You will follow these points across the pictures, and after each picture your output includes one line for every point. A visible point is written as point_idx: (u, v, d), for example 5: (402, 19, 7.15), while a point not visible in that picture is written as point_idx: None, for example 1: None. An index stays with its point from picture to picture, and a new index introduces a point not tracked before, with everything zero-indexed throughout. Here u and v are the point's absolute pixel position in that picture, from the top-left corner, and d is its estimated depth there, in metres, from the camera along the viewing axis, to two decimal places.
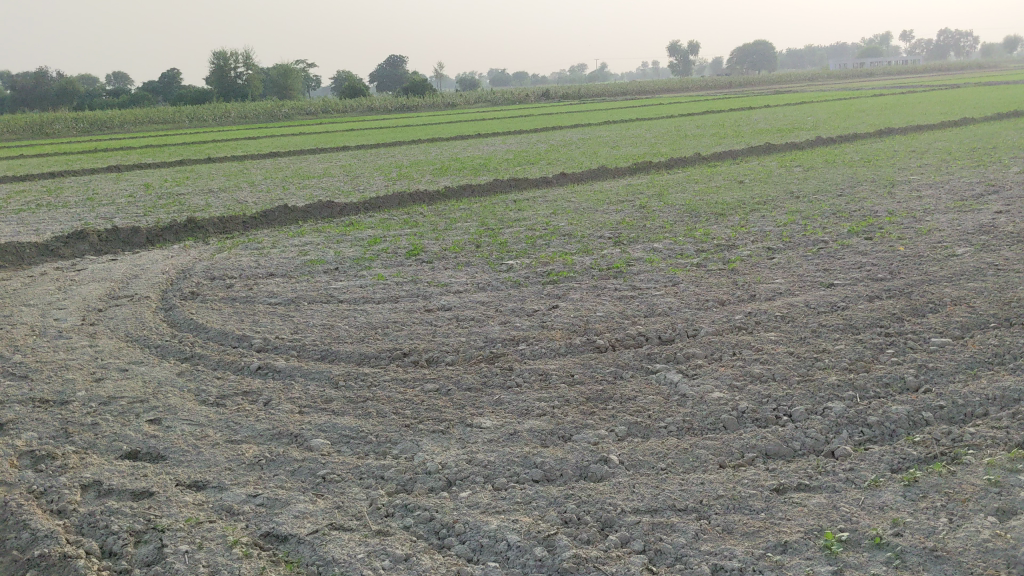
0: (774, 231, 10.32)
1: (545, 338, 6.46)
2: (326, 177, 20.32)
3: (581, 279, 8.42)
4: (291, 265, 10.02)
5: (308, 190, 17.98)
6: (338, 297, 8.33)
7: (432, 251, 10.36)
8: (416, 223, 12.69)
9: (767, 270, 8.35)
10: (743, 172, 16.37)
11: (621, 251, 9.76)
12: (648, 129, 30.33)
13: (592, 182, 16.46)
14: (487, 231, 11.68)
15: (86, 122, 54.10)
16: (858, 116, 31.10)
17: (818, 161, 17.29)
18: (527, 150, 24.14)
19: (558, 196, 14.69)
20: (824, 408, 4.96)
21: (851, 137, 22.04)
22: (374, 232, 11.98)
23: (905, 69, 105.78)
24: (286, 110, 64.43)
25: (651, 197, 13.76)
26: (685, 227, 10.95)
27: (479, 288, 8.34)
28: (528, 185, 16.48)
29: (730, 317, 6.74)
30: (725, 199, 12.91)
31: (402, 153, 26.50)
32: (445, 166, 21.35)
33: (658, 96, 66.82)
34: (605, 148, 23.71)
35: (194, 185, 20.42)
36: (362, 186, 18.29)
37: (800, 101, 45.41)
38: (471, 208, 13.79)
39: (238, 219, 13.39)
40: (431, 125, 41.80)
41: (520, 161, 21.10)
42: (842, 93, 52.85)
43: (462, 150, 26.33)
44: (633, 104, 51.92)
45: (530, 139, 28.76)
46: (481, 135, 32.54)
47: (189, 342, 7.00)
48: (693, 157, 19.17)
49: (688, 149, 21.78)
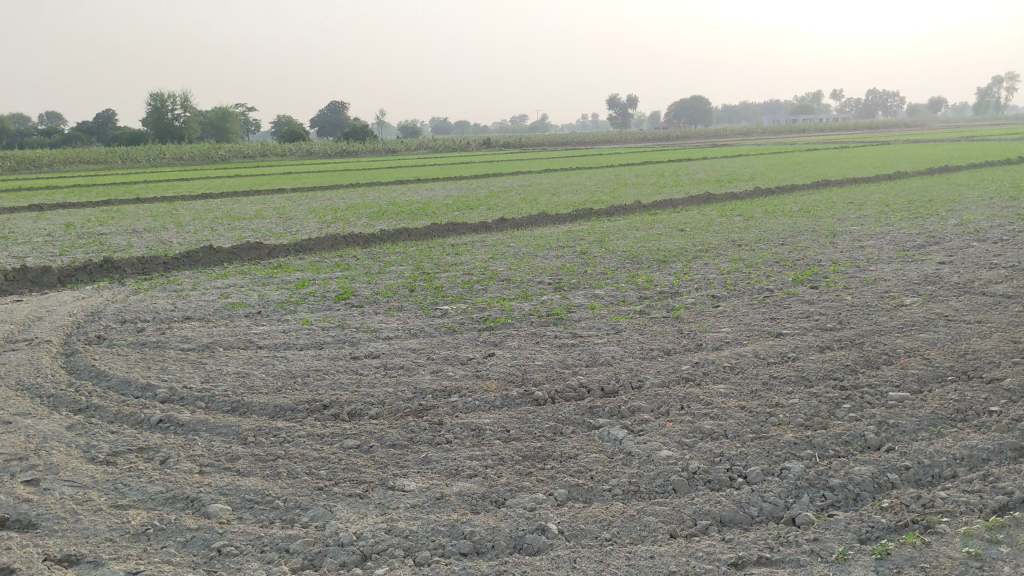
0: (718, 278, 10.02)
1: (479, 389, 5.95)
2: (258, 219, 19.66)
3: (519, 325, 7.95)
4: (211, 308, 9.40)
5: (237, 231, 17.33)
6: (257, 342, 7.73)
7: (363, 295, 9.83)
8: (348, 265, 12.15)
9: (714, 318, 7.98)
10: (684, 220, 16.18)
11: (561, 296, 9.35)
12: (588, 177, 30.26)
13: (532, 228, 16.11)
14: (422, 275, 11.19)
15: (13, 159, 52.51)
16: (795, 168, 31.44)
17: (758, 211, 17.20)
18: (466, 195, 23.79)
19: (497, 241, 14.28)
20: (782, 469, 4.53)
21: (789, 188, 22.13)
22: (302, 274, 11.42)
23: (837, 126, 108.21)
24: (223, 153, 63.46)
25: (591, 244, 13.44)
26: (627, 273, 10.60)
27: (410, 333, 7.82)
28: (466, 229, 16.06)
29: (677, 368, 6.31)
30: (667, 247, 12.63)
31: (339, 196, 25.95)
32: (382, 210, 20.85)
33: (597, 147, 67.38)
34: (545, 194, 23.47)
35: (118, 225, 19.58)
36: (294, 228, 17.70)
37: (737, 154, 46.01)
38: (406, 251, 13.30)
39: (159, 260, 12.70)
40: (371, 170, 41.36)
41: (459, 206, 20.70)
42: (778, 147, 53.73)
43: (401, 194, 25.87)
44: (574, 154, 52.15)
45: (470, 185, 28.47)
46: (421, 180, 32.18)
47: (86, 391, 6.34)
48: (634, 205, 18.98)
49: (628, 197, 21.64)
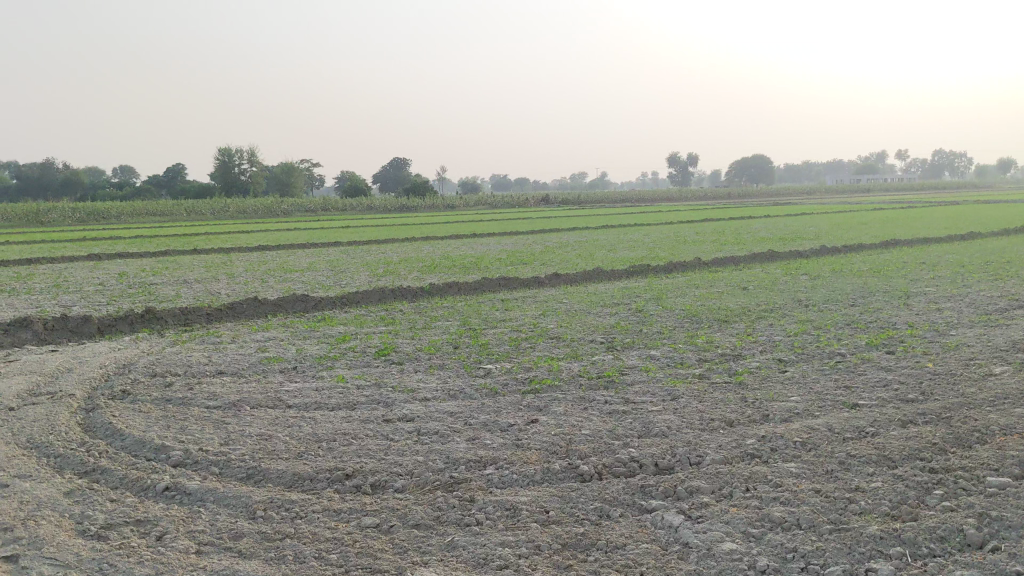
0: (783, 341, 9.33)
1: (517, 461, 5.35)
2: (309, 271, 19.43)
3: (567, 388, 7.35)
4: (245, 362, 8.98)
5: (287, 283, 17.08)
6: (286, 401, 7.25)
7: (404, 351, 9.33)
8: (393, 320, 11.71)
9: (781, 385, 7.29)
10: (746, 277, 15.50)
11: (614, 357, 8.74)
12: (646, 234, 29.69)
13: (587, 284, 15.56)
14: (469, 331, 10.68)
15: (83, 211, 53.74)
16: (862, 227, 30.50)
17: (824, 269, 16.43)
18: (521, 250, 23.39)
19: (549, 297, 13.75)
20: (867, 570, 3.84)
21: (856, 247, 21.26)
22: (345, 328, 11.00)
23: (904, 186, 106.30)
24: (285, 207, 64.34)
25: (648, 301, 12.83)
26: (685, 333, 9.96)
27: (449, 394, 7.27)
28: (519, 284, 15.57)
29: (741, 442, 5.64)
30: (729, 306, 11.96)
31: (394, 250, 25.73)
32: (435, 264, 20.50)
33: (658, 204, 66.88)
34: (601, 250, 22.93)
35: (171, 275, 19.49)
36: (344, 280, 17.41)
37: (801, 212, 45.16)
38: (454, 306, 12.83)
39: (202, 312, 12.41)
40: (428, 224, 41.36)
41: (512, 260, 20.27)
42: (842, 207, 52.61)
43: (455, 248, 25.56)
44: (632, 211, 51.67)
45: (526, 240, 28.08)
46: (477, 235, 31.93)
47: (97, 452, 5.89)
48: (694, 262, 18.34)
49: (687, 253, 21.02)
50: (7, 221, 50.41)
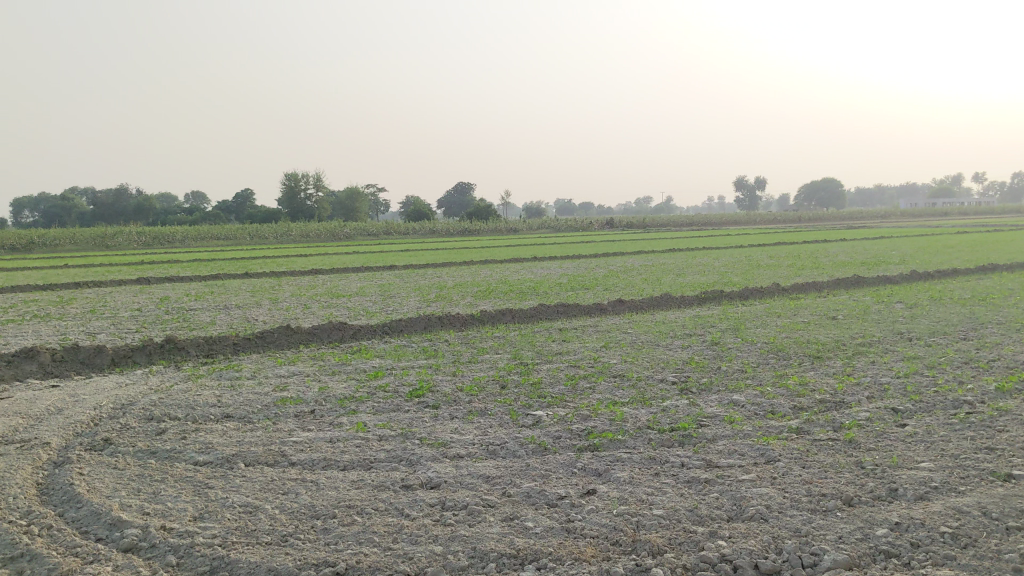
0: (893, 384, 7.78)
1: (566, 558, 3.98)
2: (357, 297, 18.29)
3: (632, 445, 5.95)
4: (256, 405, 7.75)
5: (331, 309, 15.98)
6: (290, 456, 5.98)
7: (441, 391, 8.00)
8: (436, 352, 10.44)
9: (904, 446, 5.77)
10: (833, 306, 13.92)
11: (689, 402, 7.31)
12: (716, 258, 28.09)
13: (654, 312, 14.13)
14: (519, 367, 9.35)
15: (148, 234, 53.81)
16: (952, 252, 28.43)
17: (922, 298, 14.73)
18: (583, 275, 22.03)
19: (612, 326, 12.35)
20: None
21: (951, 273, 19.46)
22: (381, 362, 9.75)
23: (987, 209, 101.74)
24: (348, 231, 63.98)
25: (725, 333, 11.34)
26: (773, 373, 8.45)
27: (488, 451, 5.93)
28: (579, 312, 14.16)
29: (869, 534, 4.19)
30: (818, 339, 10.42)
31: (450, 274, 24.58)
32: (490, 289, 19.24)
33: (726, 228, 64.83)
34: (669, 275, 21.42)
35: (214, 300, 18.54)
36: (392, 306, 16.24)
37: (880, 236, 42.87)
38: (506, 336, 11.51)
39: (229, 342, 11.30)
40: (488, 248, 40.23)
41: (573, 285, 18.90)
42: (925, 230, 50.03)
43: (515, 273, 24.28)
44: (701, 234, 49.91)
45: (590, 264, 26.74)
46: (539, 259, 30.65)
47: (38, 527, 4.70)
48: (772, 287, 16.75)
49: (764, 279, 19.40)
50: (73, 244, 50.76)
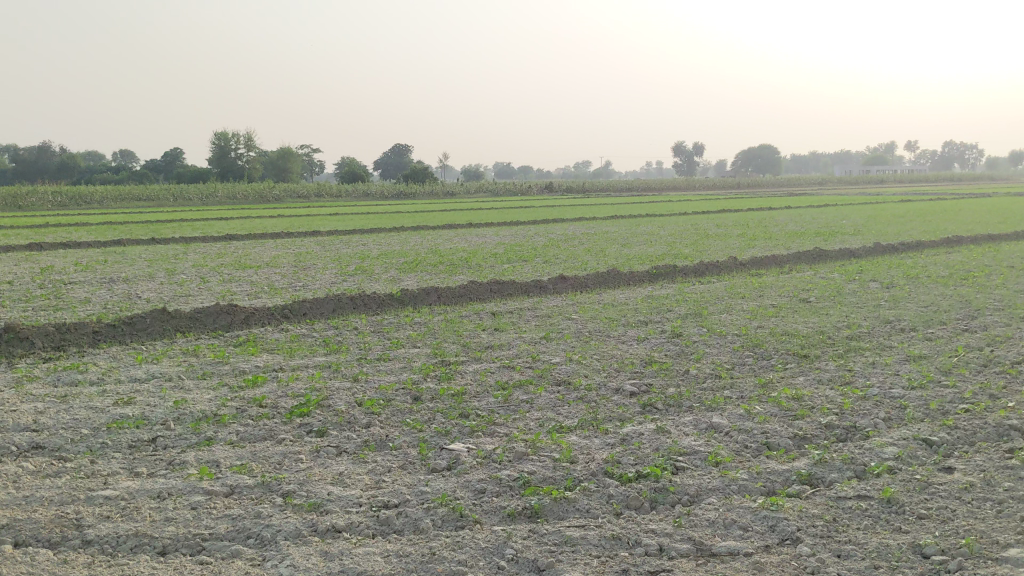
0: (911, 400, 6.14)
1: None
2: (267, 269, 16.25)
3: (586, 509, 4.18)
4: (79, 429, 5.76)
5: (233, 284, 13.94)
6: (89, 530, 4.07)
7: (332, 409, 6.10)
8: (339, 345, 8.54)
9: (968, 514, 4.09)
10: (802, 285, 12.37)
11: (658, 427, 5.57)
12: (663, 226, 26.61)
13: (602, 290, 12.40)
14: (440, 367, 7.52)
15: (63, 194, 50.36)
16: (904, 221, 27.30)
17: (896, 276, 13.27)
18: (521, 244, 20.28)
19: (553, 310, 10.58)
20: None
21: (914, 246, 18.17)
22: (268, 361, 7.82)
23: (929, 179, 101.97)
24: (278, 192, 61.11)
25: (686, 320, 9.63)
26: (756, 381, 6.73)
27: (380, 519, 4.09)
28: (515, 292, 12.33)
29: None
30: (797, 330, 8.76)
31: (376, 241, 22.56)
32: (417, 260, 17.34)
33: (667, 194, 63.65)
34: (613, 245, 19.74)
35: (103, 271, 16.28)
36: (303, 280, 14.27)
37: (825, 204, 41.90)
38: (428, 323, 9.66)
39: (88, 330, 9.21)
40: (422, 213, 38.21)
41: (509, 257, 17.08)
42: (868, 198, 49.36)
43: (447, 240, 22.39)
44: (641, 201, 48.42)
45: (528, 231, 25.02)
46: (474, 225, 28.81)
47: None
48: (728, 261, 15.16)
49: (715, 251, 17.79)
50: None
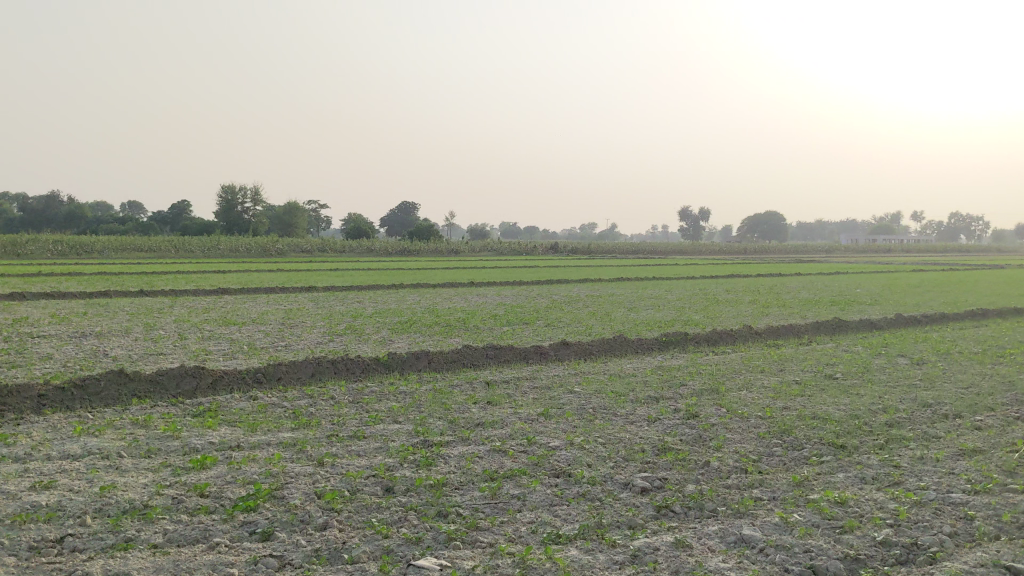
0: (978, 509, 5.14)
1: None
2: (252, 325, 15.30)
3: None
4: None
5: (213, 342, 12.98)
6: None
7: (285, 504, 5.11)
8: (310, 418, 7.55)
9: None
10: (825, 359, 11.42)
11: (676, 540, 4.56)
12: (670, 289, 25.75)
13: (607, 359, 11.43)
14: (421, 449, 6.51)
15: (63, 242, 49.69)
16: (919, 291, 26.41)
17: (925, 351, 12.31)
18: (522, 306, 19.38)
19: (554, 381, 9.59)
20: None
21: (937, 318, 17.25)
22: (225, 436, 6.82)
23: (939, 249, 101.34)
24: (281, 247, 60.46)
25: (701, 397, 8.63)
26: (790, 480, 5.72)
27: None
28: (513, 359, 11.35)
29: None
30: (828, 414, 7.75)
31: (372, 299, 21.64)
32: (412, 320, 16.42)
33: (673, 258, 62.96)
34: (619, 309, 18.78)
35: (78, 324, 15.32)
36: (288, 339, 13.32)
37: (834, 271, 41.16)
38: (414, 394, 8.67)
39: (31, 393, 8.20)
40: (424, 270, 37.38)
41: (509, 320, 16.11)
42: (877, 266, 48.71)
43: (446, 300, 21.50)
44: (647, 263, 47.64)
45: (531, 292, 24.14)
46: (476, 284, 27.93)
47: None
48: (743, 329, 14.18)
49: (728, 318, 16.86)
50: None
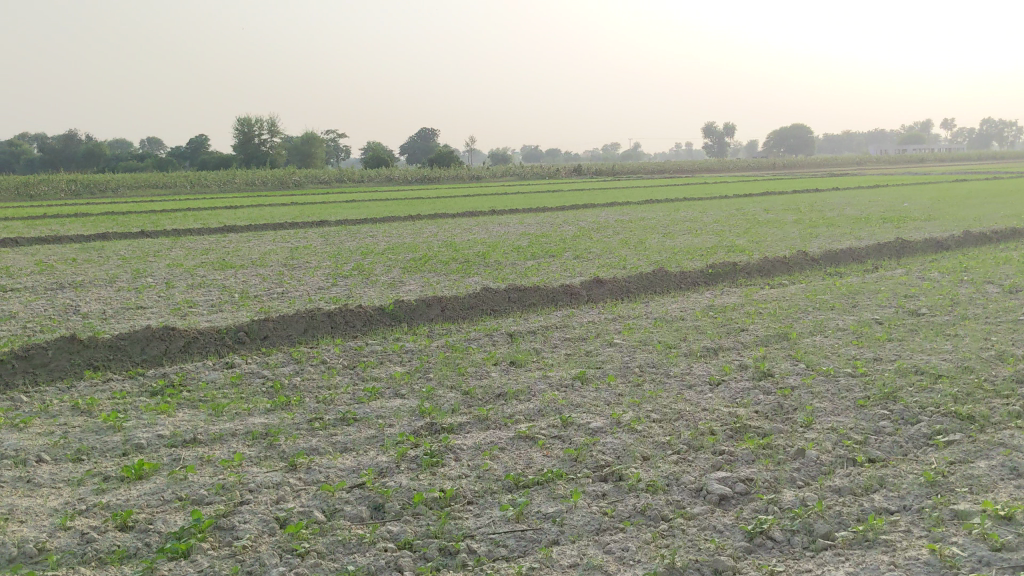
0: None
1: None
2: (251, 268, 13.84)
3: None
4: None
5: (203, 290, 11.55)
6: None
7: (230, 544, 3.69)
8: (292, 393, 6.11)
9: None
10: (902, 290, 9.84)
11: None
12: (705, 211, 24.00)
13: (649, 298, 9.91)
14: (426, 439, 5.05)
15: (78, 182, 48.18)
16: (974, 204, 24.52)
17: (1015, 275, 10.68)
18: (547, 235, 17.83)
19: (590, 330, 8.09)
20: None
21: (1008, 234, 15.54)
22: (178, 426, 5.39)
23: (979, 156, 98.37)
24: (297, 179, 58.76)
25: (769, 348, 7.10)
26: (922, 479, 4.21)
27: None
28: (540, 302, 9.85)
29: None
30: (936, 367, 6.18)
31: (386, 233, 20.09)
32: (426, 256, 14.92)
33: (701, 176, 60.67)
34: (653, 236, 17.15)
35: (61, 274, 13.91)
36: (287, 283, 11.90)
37: (874, 184, 39.08)
38: (422, 354, 7.20)
39: None
40: (442, 199, 35.70)
41: (533, 253, 14.54)
42: (916, 178, 46.49)
43: (465, 231, 19.95)
44: (674, 182, 45.69)
45: (557, 219, 22.56)
46: (497, 212, 26.28)
47: None
48: (797, 256, 12.55)
49: (775, 242, 15.27)
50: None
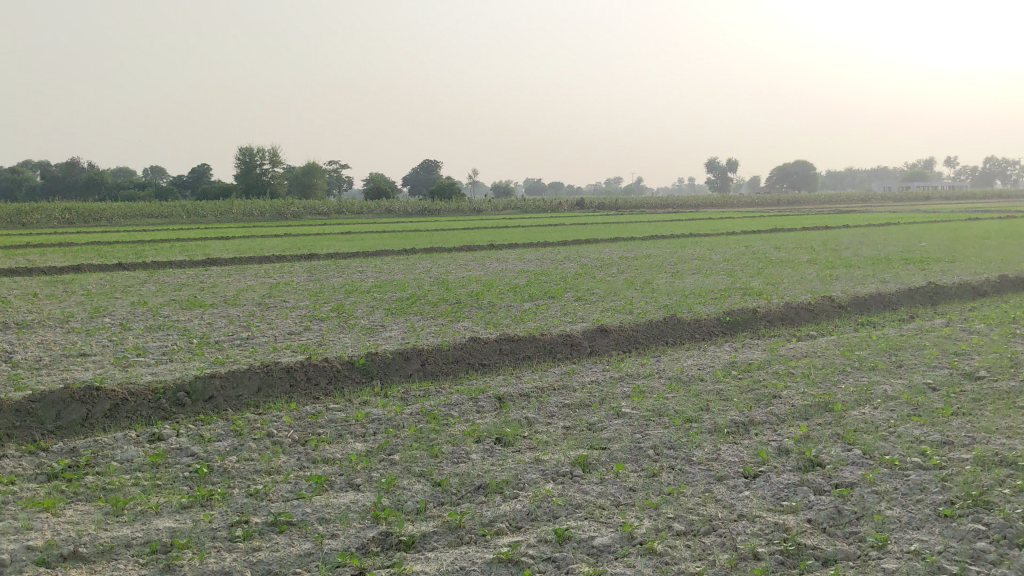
0: None
1: None
2: (223, 308, 12.63)
3: None
4: None
5: (163, 334, 10.35)
6: None
7: None
8: (219, 482, 4.85)
9: None
10: (950, 346, 8.62)
11: None
12: (714, 248, 22.89)
13: (660, 352, 8.68)
14: (375, 559, 3.80)
15: (72, 211, 46.92)
16: (997, 243, 23.37)
17: None
18: (547, 273, 16.68)
19: (594, 393, 6.84)
20: None
21: None
22: (57, 533, 4.13)
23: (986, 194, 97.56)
24: (296, 210, 57.77)
25: (810, 424, 5.85)
26: None
27: None
28: (534, 355, 8.62)
29: None
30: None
31: (376, 269, 18.91)
32: (414, 296, 13.73)
33: (706, 211, 59.72)
34: (660, 276, 15.97)
35: (16, 311, 12.73)
36: (257, 327, 10.69)
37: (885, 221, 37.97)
38: (391, 425, 5.95)
39: None
40: (442, 231, 34.61)
41: (532, 294, 13.34)
42: (926, 215, 45.53)
43: (459, 268, 18.78)
44: (678, 217, 44.65)
45: (559, 255, 21.42)
46: (496, 246, 25.17)
47: None
48: (822, 302, 11.33)
49: (794, 285, 14.08)
50: None
